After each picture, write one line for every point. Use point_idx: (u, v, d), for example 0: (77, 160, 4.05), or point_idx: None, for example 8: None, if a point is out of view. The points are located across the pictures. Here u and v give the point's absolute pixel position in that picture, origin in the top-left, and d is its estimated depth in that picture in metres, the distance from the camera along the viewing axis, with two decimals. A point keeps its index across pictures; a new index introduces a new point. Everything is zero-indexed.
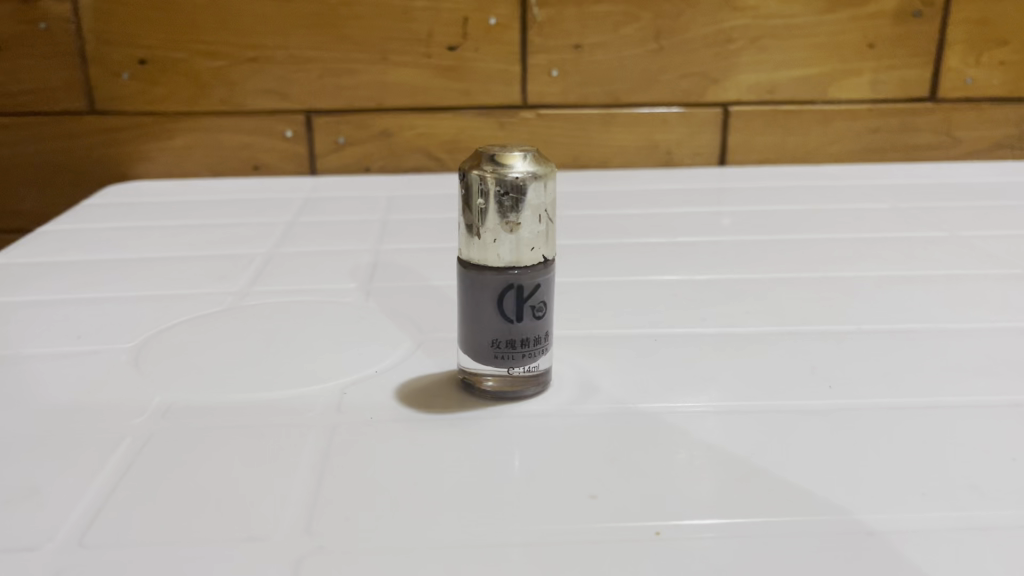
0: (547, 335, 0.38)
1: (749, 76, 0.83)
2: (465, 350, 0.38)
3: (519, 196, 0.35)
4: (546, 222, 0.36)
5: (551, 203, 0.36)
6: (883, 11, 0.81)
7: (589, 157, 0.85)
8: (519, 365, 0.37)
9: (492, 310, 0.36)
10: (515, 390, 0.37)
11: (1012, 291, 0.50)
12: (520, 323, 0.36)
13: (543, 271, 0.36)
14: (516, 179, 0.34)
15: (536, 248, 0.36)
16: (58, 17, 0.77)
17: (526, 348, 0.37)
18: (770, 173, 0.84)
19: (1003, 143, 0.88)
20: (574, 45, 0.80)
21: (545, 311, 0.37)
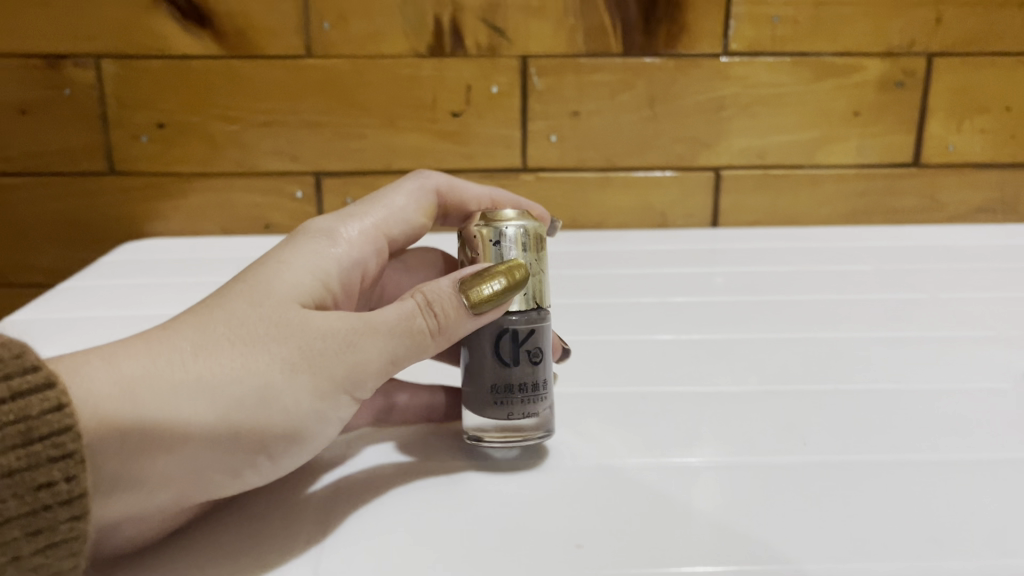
0: (546, 382, 0.40)
1: (740, 142, 0.87)
2: (469, 403, 0.40)
3: (510, 245, 0.39)
4: (537, 270, 0.39)
5: (541, 255, 0.40)
6: (868, 80, 0.85)
7: (586, 217, 0.89)
8: (523, 411, 0.39)
9: (491, 354, 0.39)
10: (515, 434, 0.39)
11: (985, 353, 0.53)
12: (516, 367, 0.39)
13: (538, 317, 0.39)
14: (507, 229, 0.39)
15: (529, 293, 0.39)
16: (81, 83, 0.81)
17: (524, 392, 0.39)
18: (759, 232, 0.87)
19: (987, 207, 0.91)
20: (571, 111, 0.84)
21: (541, 357, 0.39)
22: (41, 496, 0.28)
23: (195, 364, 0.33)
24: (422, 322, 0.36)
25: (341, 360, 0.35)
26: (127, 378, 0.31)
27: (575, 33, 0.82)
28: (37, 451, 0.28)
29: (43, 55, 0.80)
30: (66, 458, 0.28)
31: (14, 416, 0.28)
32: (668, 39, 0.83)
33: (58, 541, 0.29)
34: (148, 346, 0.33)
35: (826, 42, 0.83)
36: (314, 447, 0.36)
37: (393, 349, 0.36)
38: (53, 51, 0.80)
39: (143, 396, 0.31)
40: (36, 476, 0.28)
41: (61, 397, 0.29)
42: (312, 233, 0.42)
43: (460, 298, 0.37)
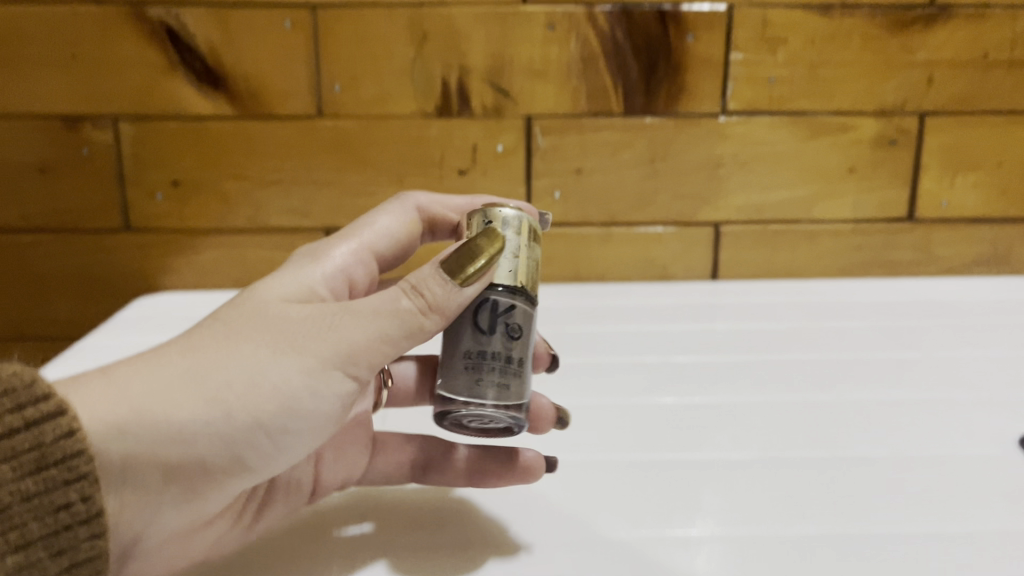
0: (522, 362, 0.43)
1: (739, 198, 0.89)
2: (446, 371, 0.43)
3: (500, 225, 0.45)
4: (522, 253, 0.44)
5: (527, 239, 0.45)
6: (863, 138, 0.88)
7: (588, 270, 0.91)
8: (495, 379, 0.42)
9: (470, 319, 0.43)
10: (484, 396, 0.42)
11: (975, 418, 0.55)
12: (494, 335, 0.43)
13: (520, 294, 0.43)
14: (499, 213, 0.45)
15: (513, 269, 0.44)
16: (100, 143, 0.84)
17: (497, 361, 0.43)
18: (758, 286, 0.89)
19: (981, 260, 0.93)
20: (574, 168, 0.87)
21: (520, 335, 0.43)
22: (61, 516, 0.34)
23: (189, 361, 0.38)
24: (407, 302, 0.41)
25: (324, 339, 0.40)
26: (125, 384, 0.37)
27: (578, 94, 0.85)
28: (52, 475, 0.34)
29: (63, 117, 0.83)
30: (80, 480, 0.34)
31: (30, 444, 0.33)
32: (668, 99, 0.85)
33: (81, 560, 0.35)
34: (151, 356, 0.39)
35: (821, 102, 0.86)
36: (318, 424, 0.41)
37: (378, 327, 0.41)
38: (74, 114, 0.83)
39: (140, 396, 0.37)
40: (55, 498, 0.34)
41: (72, 424, 0.34)
42: (299, 256, 0.48)
43: (443, 274, 0.41)
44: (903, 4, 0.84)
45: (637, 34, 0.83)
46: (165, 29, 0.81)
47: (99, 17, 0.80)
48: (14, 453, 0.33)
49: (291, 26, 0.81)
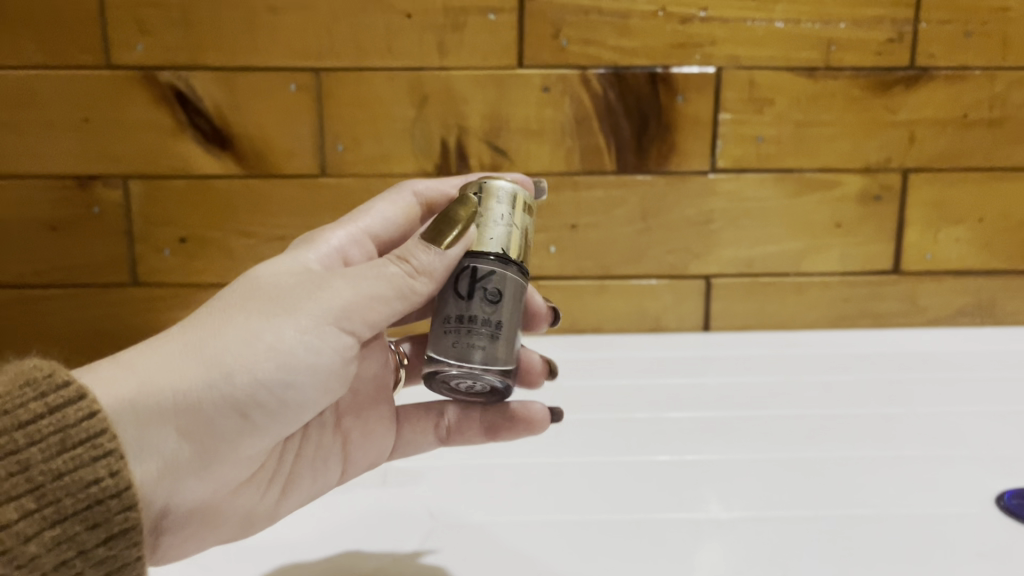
0: (502, 325, 0.50)
1: (729, 252, 0.92)
2: (434, 334, 0.51)
3: (485, 198, 0.52)
4: (505, 224, 0.51)
5: (514, 211, 0.52)
6: (849, 194, 0.90)
7: (583, 322, 0.93)
8: (471, 339, 0.49)
9: (452, 287, 0.50)
10: (460, 355, 0.49)
11: (948, 480, 0.58)
12: (471, 300, 0.49)
13: (510, 265, 0.50)
14: (486, 186, 0.52)
15: (494, 239, 0.51)
16: (110, 202, 0.86)
17: (473, 323, 0.49)
18: (750, 338, 0.91)
19: (965, 310, 0.95)
20: (569, 224, 0.90)
21: (498, 299, 0.50)
22: (92, 491, 0.40)
23: (189, 339, 0.47)
24: (397, 266, 0.49)
25: (308, 299, 0.48)
26: (136, 365, 0.46)
27: (572, 153, 0.88)
28: (81, 454, 0.41)
29: (76, 176, 0.86)
30: (106, 457, 0.41)
31: (57, 425, 0.41)
32: (659, 158, 0.89)
33: (116, 531, 0.41)
34: (158, 341, 0.48)
35: (808, 160, 0.89)
36: (319, 376, 0.49)
37: (364, 286, 0.49)
38: (86, 173, 0.85)
39: (148, 373, 0.46)
40: (85, 474, 0.40)
41: (92, 406, 0.42)
42: (302, 239, 0.57)
43: (426, 242, 0.49)
44: (885, 66, 0.87)
45: (629, 96, 0.86)
46: (175, 92, 0.84)
47: (111, 81, 0.83)
48: (47, 438, 0.40)
49: (295, 89, 0.84)
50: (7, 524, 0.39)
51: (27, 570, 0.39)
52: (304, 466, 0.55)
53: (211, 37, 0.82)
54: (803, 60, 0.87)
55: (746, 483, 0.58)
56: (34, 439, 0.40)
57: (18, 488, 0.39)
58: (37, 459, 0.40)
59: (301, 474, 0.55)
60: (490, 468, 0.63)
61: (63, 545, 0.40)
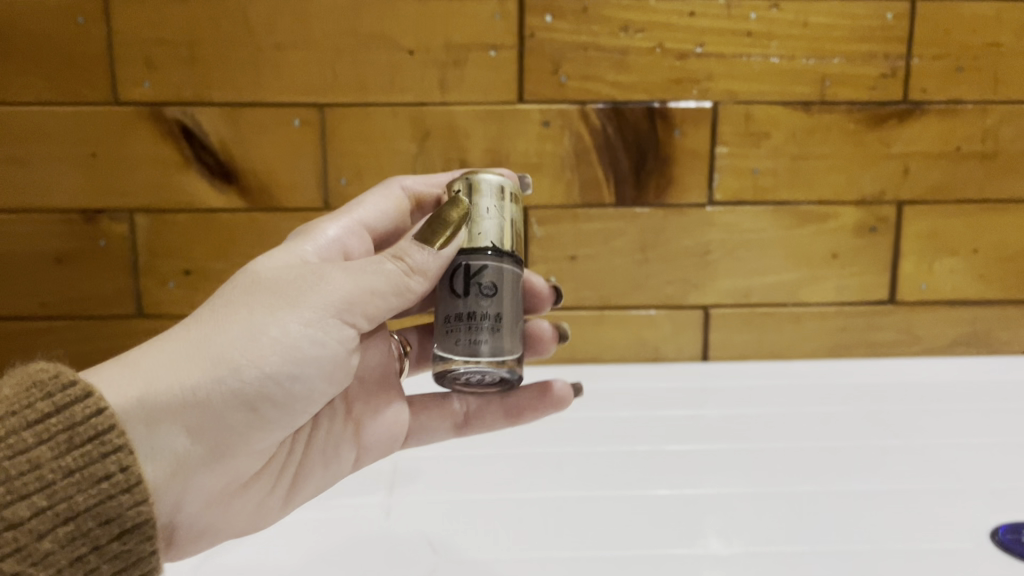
0: (500, 317, 0.51)
1: (727, 283, 0.93)
2: (437, 335, 0.53)
3: (472, 193, 0.53)
4: (495, 217, 0.53)
5: (501, 202, 0.53)
6: (845, 225, 0.92)
7: (583, 351, 0.94)
8: (472, 334, 0.51)
9: (448, 287, 0.52)
10: (466, 351, 0.51)
11: (942, 514, 0.59)
12: (468, 296, 0.51)
13: (505, 257, 0.52)
14: (471, 181, 0.54)
15: (485, 233, 0.52)
16: (115, 235, 0.88)
17: (472, 318, 0.51)
18: (748, 368, 0.92)
19: (961, 340, 0.96)
20: (569, 255, 0.91)
21: (493, 292, 0.51)
22: (103, 487, 0.41)
23: (193, 337, 0.48)
24: (393, 263, 0.51)
25: (311, 293, 0.50)
26: (141, 366, 0.46)
27: (571, 186, 0.89)
28: (91, 451, 0.41)
29: (82, 210, 0.87)
30: (115, 453, 0.41)
31: (66, 422, 0.41)
32: (657, 190, 0.90)
33: (129, 528, 0.41)
34: (159, 341, 0.48)
35: (804, 193, 0.91)
36: (322, 368, 0.51)
37: (364, 281, 0.51)
38: (92, 206, 0.87)
39: (155, 373, 0.46)
40: (96, 470, 0.41)
41: (99, 402, 0.42)
42: (295, 233, 0.58)
43: (419, 242, 0.51)
44: (878, 101, 0.89)
45: (627, 130, 0.88)
46: (181, 128, 0.85)
47: (118, 117, 0.85)
48: (56, 437, 0.41)
49: (299, 123, 0.86)
50: (19, 522, 0.39)
51: (41, 566, 0.39)
52: (314, 455, 0.57)
53: (216, 74, 0.84)
54: (798, 94, 0.88)
55: (744, 518, 0.59)
56: (43, 438, 0.40)
57: (28, 486, 0.40)
58: (47, 457, 0.40)
59: (311, 463, 0.57)
60: (492, 501, 0.63)
61: (77, 541, 0.40)
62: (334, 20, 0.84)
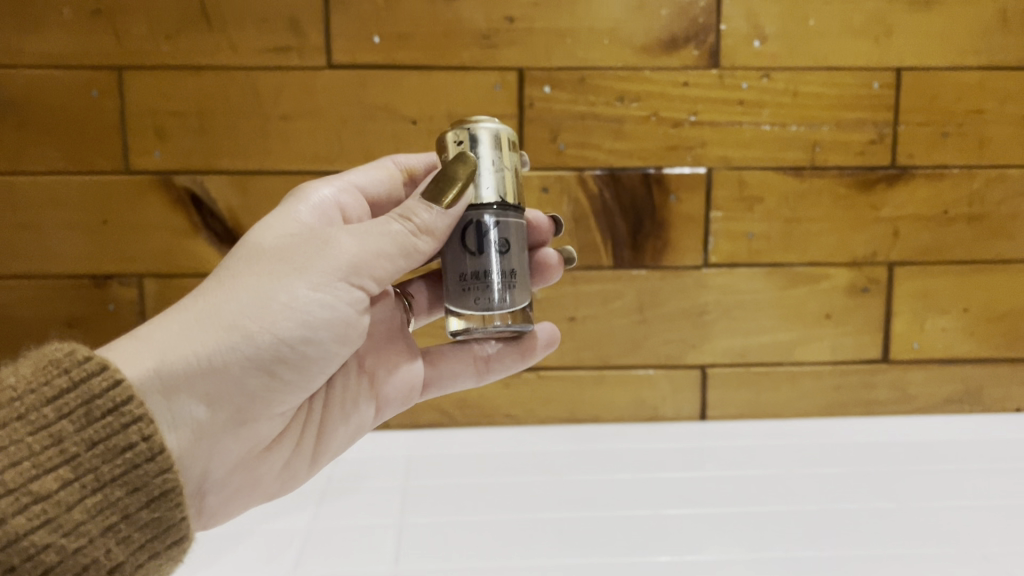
0: (514, 274, 0.56)
1: (724, 342, 0.95)
2: (451, 292, 0.57)
3: (475, 145, 0.55)
4: (499, 170, 0.55)
5: (503, 152, 0.55)
6: (838, 286, 0.94)
7: (583, 411, 0.95)
8: (489, 292, 0.55)
9: (460, 246, 0.55)
10: (484, 309, 0.55)
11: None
12: (482, 256, 0.55)
13: (510, 211, 0.56)
14: (474, 131, 0.55)
15: (490, 189, 0.55)
16: (124, 300, 0.89)
17: (488, 277, 0.55)
18: (747, 429, 0.94)
19: (954, 397, 0.98)
20: (569, 316, 0.93)
21: (505, 250, 0.55)
22: (128, 456, 0.44)
23: (204, 307, 0.50)
24: (402, 223, 0.54)
25: (318, 258, 0.52)
26: (156, 339, 0.49)
27: (570, 249, 0.91)
28: (112, 423, 0.44)
29: (92, 275, 0.89)
30: (135, 423, 0.44)
31: (85, 395, 0.44)
32: (654, 253, 0.92)
33: (156, 494, 0.45)
34: (172, 312, 0.51)
35: (797, 255, 0.93)
36: (335, 329, 0.53)
37: (371, 244, 0.53)
38: (102, 271, 0.89)
39: (170, 345, 0.49)
40: (118, 441, 0.44)
41: (114, 375, 0.45)
42: (296, 192, 0.61)
43: (427, 200, 0.53)
44: (867, 166, 0.92)
45: (624, 195, 0.90)
46: (191, 195, 0.87)
47: (130, 185, 0.87)
48: (76, 411, 0.43)
49: None
50: (49, 494, 0.42)
51: (73, 536, 0.42)
52: (335, 411, 0.63)
53: (225, 143, 0.86)
54: (789, 160, 0.91)
55: None
56: (64, 412, 0.43)
57: (54, 460, 0.42)
58: (69, 431, 0.43)
59: (331, 417, 0.63)
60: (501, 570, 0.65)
61: (106, 510, 0.43)
62: (340, 91, 0.86)
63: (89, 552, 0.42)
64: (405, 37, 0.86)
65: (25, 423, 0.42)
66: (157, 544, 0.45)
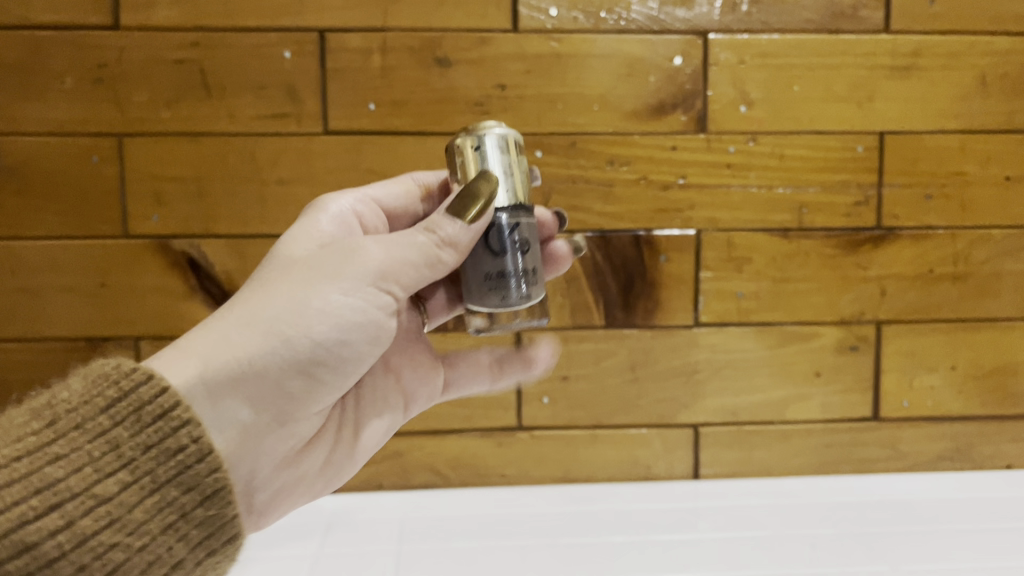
0: (535, 271, 0.60)
1: (716, 400, 0.95)
2: (474, 293, 0.60)
3: (485, 151, 0.59)
4: (511, 173, 0.59)
5: (512, 155, 0.60)
6: (826, 344, 0.95)
7: (577, 471, 0.95)
8: (514, 288, 0.59)
9: (482, 248, 0.58)
10: (510, 305, 0.59)
11: None
12: (505, 256, 0.58)
13: (524, 213, 0.59)
14: (484, 138, 0.59)
15: (504, 192, 0.59)
16: None
17: (512, 274, 0.58)
18: (740, 491, 0.94)
19: (944, 455, 0.98)
20: (561, 375, 0.94)
21: (525, 249, 0.59)
22: (180, 458, 0.48)
23: (241, 315, 0.53)
24: (427, 235, 0.56)
25: (346, 265, 0.55)
26: (197, 348, 0.52)
27: (562, 309, 0.93)
28: (164, 428, 0.48)
29: (88, 338, 0.89)
30: (185, 426, 0.48)
31: (139, 404, 0.48)
32: (645, 312, 0.93)
33: (209, 492, 0.49)
34: (212, 320, 0.54)
35: (786, 314, 0.94)
36: (369, 331, 0.56)
37: (397, 251, 0.55)
38: (98, 334, 0.89)
39: (211, 351, 0.52)
40: (171, 443, 0.48)
41: (161, 383, 0.48)
42: (320, 206, 0.65)
43: (451, 215, 0.56)
44: (853, 227, 0.93)
45: (614, 257, 0.92)
46: (188, 259, 0.89)
47: (127, 248, 0.88)
48: (128, 418, 0.47)
49: None
50: (112, 496, 0.46)
51: (137, 534, 0.46)
52: (367, 408, 0.67)
53: (224, 207, 0.88)
54: (777, 222, 0.93)
55: None
56: (117, 420, 0.47)
57: (112, 464, 0.46)
58: (125, 436, 0.47)
59: (365, 414, 0.67)
60: None
61: (165, 509, 0.47)
62: (336, 156, 0.88)
63: (152, 549, 0.47)
64: (399, 103, 0.88)
65: (83, 432, 0.46)
66: (214, 541, 0.50)
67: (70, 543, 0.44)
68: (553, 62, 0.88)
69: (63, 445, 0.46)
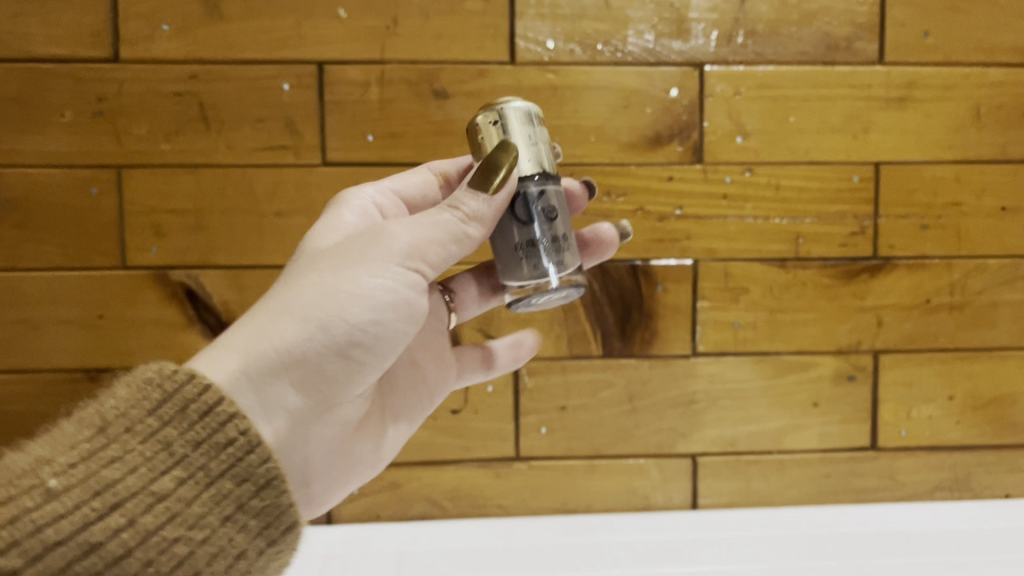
0: (564, 236, 0.59)
1: (714, 430, 0.95)
2: (507, 264, 0.59)
3: (506, 124, 0.58)
4: (534, 143, 0.58)
5: (534, 125, 0.59)
6: (824, 374, 0.95)
7: (574, 502, 0.95)
8: (545, 256, 0.58)
9: (510, 218, 0.58)
10: (541, 276, 0.58)
11: None
12: (533, 224, 0.58)
13: (550, 180, 0.59)
14: (503, 111, 0.58)
15: (529, 161, 0.58)
16: None
17: (542, 242, 0.58)
18: (738, 523, 0.94)
19: (943, 485, 0.98)
20: (559, 406, 0.94)
21: (553, 216, 0.58)
22: (230, 451, 0.48)
23: (276, 308, 0.53)
24: (451, 212, 0.55)
25: (373, 249, 0.54)
26: (237, 344, 0.52)
27: (560, 339, 0.93)
28: (210, 423, 0.48)
29: (85, 369, 0.89)
30: (231, 420, 0.49)
31: (185, 402, 0.48)
32: (643, 342, 0.93)
33: (263, 483, 0.49)
34: (248, 317, 0.54)
35: (783, 343, 0.94)
36: (406, 309, 0.55)
37: (422, 231, 0.54)
38: (96, 365, 0.89)
39: (250, 345, 0.52)
40: (219, 438, 0.48)
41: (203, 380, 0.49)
42: (342, 202, 0.65)
43: (472, 189, 0.55)
44: (850, 256, 0.94)
45: (611, 287, 0.92)
46: (186, 290, 0.89)
47: (127, 278, 0.88)
48: (175, 417, 0.48)
49: None
50: (169, 492, 0.47)
51: (198, 528, 0.47)
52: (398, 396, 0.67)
53: (223, 238, 0.88)
54: (774, 252, 0.93)
55: None
56: (165, 420, 0.48)
57: (166, 462, 0.47)
58: (175, 435, 0.48)
59: (396, 401, 0.67)
60: None
61: (222, 502, 0.48)
62: (334, 187, 0.88)
63: (214, 541, 0.48)
64: (397, 134, 0.88)
65: (134, 434, 0.47)
66: (274, 531, 0.50)
67: (133, 541, 0.45)
68: (550, 94, 0.89)
69: (116, 448, 0.47)
